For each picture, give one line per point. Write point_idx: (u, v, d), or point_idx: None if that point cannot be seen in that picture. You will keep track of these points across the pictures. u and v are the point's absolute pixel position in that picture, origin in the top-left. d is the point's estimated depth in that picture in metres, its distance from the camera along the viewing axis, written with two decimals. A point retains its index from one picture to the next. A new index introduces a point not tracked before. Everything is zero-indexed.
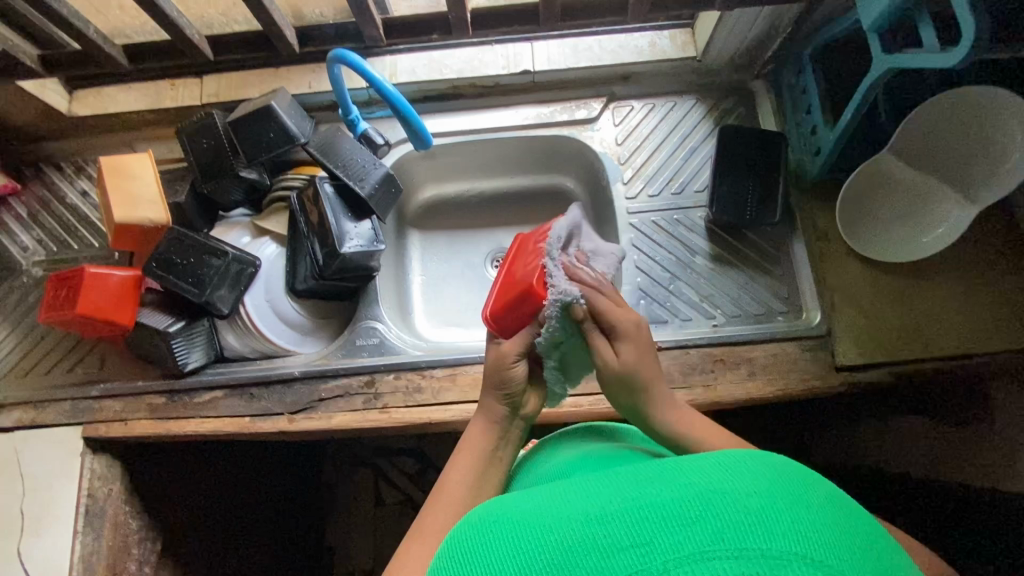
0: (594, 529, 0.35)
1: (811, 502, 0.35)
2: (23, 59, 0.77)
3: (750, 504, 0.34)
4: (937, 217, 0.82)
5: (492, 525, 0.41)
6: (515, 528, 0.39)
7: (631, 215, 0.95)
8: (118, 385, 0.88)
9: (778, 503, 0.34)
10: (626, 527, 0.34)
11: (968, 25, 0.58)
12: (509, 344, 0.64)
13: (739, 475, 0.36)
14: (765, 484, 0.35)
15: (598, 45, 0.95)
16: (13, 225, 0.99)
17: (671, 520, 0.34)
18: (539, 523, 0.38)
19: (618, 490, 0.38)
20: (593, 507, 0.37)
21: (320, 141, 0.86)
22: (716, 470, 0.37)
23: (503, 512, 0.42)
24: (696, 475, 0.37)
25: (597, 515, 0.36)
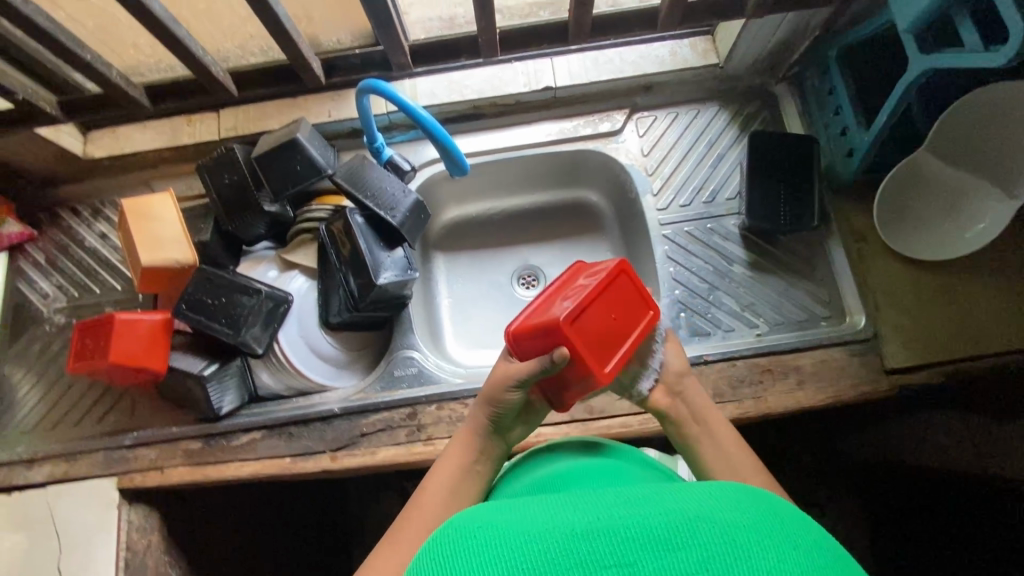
0: (578, 543, 0.32)
1: (796, 534, 0.33)
2: (41, 106, 0.75)
3: (737, 536, 0.32)
4: (978, 213, 0.81)
5: (467, 529, 0.36)
6: (492, 532, 0.35)
7: (663, 227, 0.93)
8: (151, 432, 0.86)
9: (765, 539, 0.32)
10: (609, 544, 0.32)
11: (1015, 23, 0.57)
12: (515, 368, 0.62)
13: (728, 507, 0.35)
14: (752, 516, 0.34)
15: (619, 56, 0.94)
16: (32, 272, 0.97)
17: (659, 544, 0.31)
18: (517, 528, 0.34)
19: (605, 507, 0.35)
20: (577, 521, 0.34)
21: (347, 172, 0.85)
22: (704, 498, 0.36)
23: (478, 517, 0.37)
24: (685, 501, 0.35)
25: (583, 529, 0.33)
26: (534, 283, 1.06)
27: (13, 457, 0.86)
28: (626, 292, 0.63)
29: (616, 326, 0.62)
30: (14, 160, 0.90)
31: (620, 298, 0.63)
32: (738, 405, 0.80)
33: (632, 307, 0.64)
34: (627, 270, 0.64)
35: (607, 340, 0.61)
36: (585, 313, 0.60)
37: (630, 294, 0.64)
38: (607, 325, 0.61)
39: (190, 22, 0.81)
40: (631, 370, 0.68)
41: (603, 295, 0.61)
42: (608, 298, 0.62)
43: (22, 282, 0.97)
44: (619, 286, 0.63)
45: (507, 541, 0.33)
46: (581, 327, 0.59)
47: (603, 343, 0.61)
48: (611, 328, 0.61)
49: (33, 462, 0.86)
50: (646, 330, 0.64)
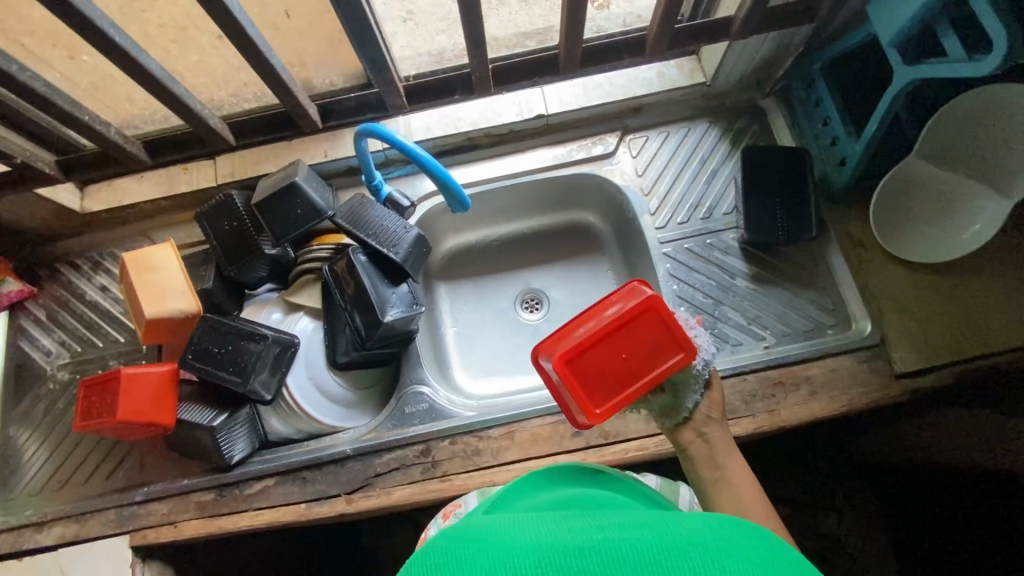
0: (573, 560, 0.34)
1: (777, 561, 0.35)
2: (40, 167, 0.76)
3: (720, 558, 0.34)
4: (972, 213, 0.82)
5: (467, 540, 0.37)
6: (490, 543, 0.36)
7: (663, 245, 0.94)
8: (161, 486, 0.85)
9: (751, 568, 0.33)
10: (600, 562, 0.34)
11: (997, 32, 0.59)
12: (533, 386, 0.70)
13: (714, 531, 0.37)
14: (734, 541, 0.36)
15: (607, 81, 0.96)
16: (33, 329, 0.97)
17: (649, 566, 0.33)
18: (512, 543, 0.36)
19: (601, 530, 0.37)
20: (574, 540, 0.36)
21: (348, 212, 0.85)
22: (696, 526, 0.37)
23: (479, 529, 0.39)
24: (677, 529, 0.37)
25: (575, 545, 0.35)
26: (537, 307, 1.06)
27: (23, 520, 0.85)
28: (649, 332, 0.64)
29: (623, 365, 0.64)
30: (12, 219, 0.90)
31: (642, 337, 0.64)
32: (752, 419, 0.80)
33: (655, 348, 0.64)
34: (658, 310, 0.64)
35: (610, 379, 0.64)
36: (593, 347, 0.64)
37: (647, 333, 0.64)
38: (610, 364, 0.64)
39: (184, 74, 0.82)
40: (660, 400, 0.70)
41: (622, 331, 0.64)
42: (627, 335, 0.64)
43: (23, 340, 0.96)
44: (644, 324, 0.64)
45: (502, 553, 0.35)
46: (585, 361, 0.64)
47: (605, 380, 0.64)
48: (619, 367, 0.64)
49: (43, 524, 0.85)
50: (662, 376, 0.64)
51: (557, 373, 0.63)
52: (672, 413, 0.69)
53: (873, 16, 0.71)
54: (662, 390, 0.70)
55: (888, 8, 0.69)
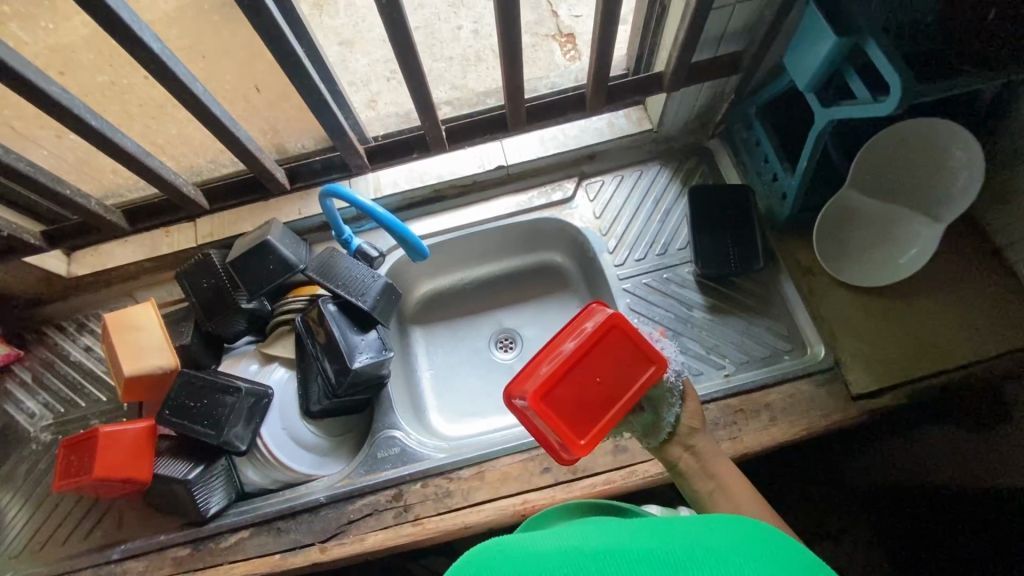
0: (595, 562, 0.36)
1: (784, 561, 0.37)
2: (27, 238, 0.81)
3: (735, 563, 0.36)
4: (909, 238, 0.87)
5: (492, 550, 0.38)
6: (515, 551, 0.37)
7: (622, 281, 0.98)
8: (138, 543, 0.86)
9: (755, 562, 0.36)
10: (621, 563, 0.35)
11: (891, 76, 0.65)
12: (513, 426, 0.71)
13: (728, 537, 0.39)
14: (746, 545, 0.38)
15: (562, 132, 1.03)
16: (18, 392, 0.99)
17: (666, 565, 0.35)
18: (534, 548, 0.38)
19: (613, 535, 0.39)
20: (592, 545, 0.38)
21: (319, 265, 0.90)
22: (700, 529, 0.40)
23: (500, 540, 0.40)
24: (683, 531, 0.40)
25: (592, 550, 0.37)
26: (510, 346, 1.09)
27: None
28: (617, 351, 0.65)
29: (598, 389, 0.65)
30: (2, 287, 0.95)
31: (611, 358, 0.65)
32: None
33: (625, 366, 0.66)
34: (621, 328, 0.65)
35: (588, 406, 0.64)
36: (565, 377, 0.64)
37: (614, 352, 0.65)
38: (586, 390, 0.65)
39: (164, 147, 0.89)
40: (642, 419, 0.70)
41: (590, 356, 0.65)
42: (596, 359, 0.65)
43: (7, 403, 0.99)
44: (610, 345, 0.65)
45: (528, 558, 0.36)
46: (559, 393, 0.64)
47: (583, 409, 0.65)
48: (595, 392, 0.65)
49: None
50: (637, 393, 0.65)
51: (534, 412, 0.63)
52: (655, 431, 0.70)
53: (789, 66, 0.78)
54: (642, 409, 0.70)
55: (800, 59, 0.75)
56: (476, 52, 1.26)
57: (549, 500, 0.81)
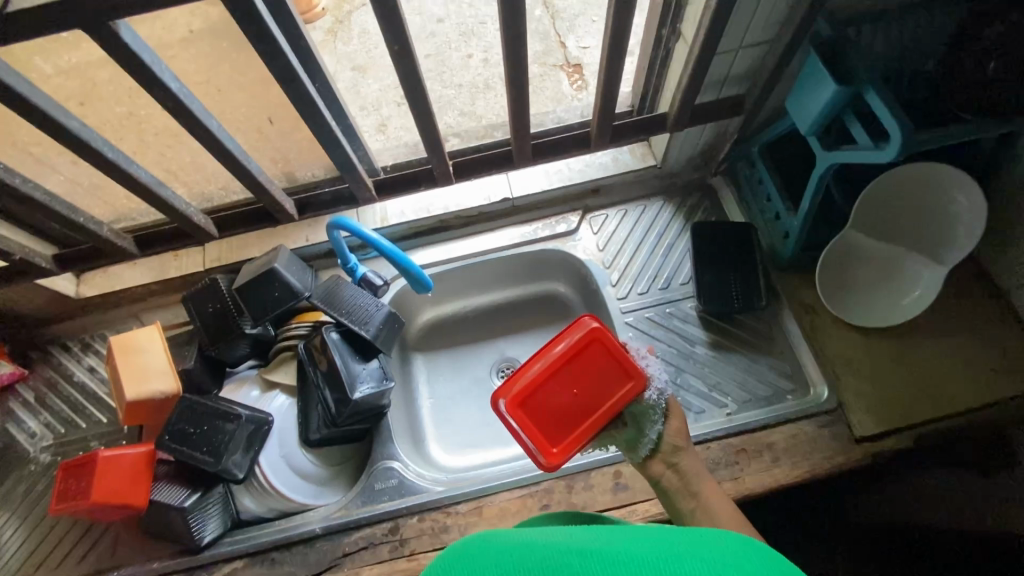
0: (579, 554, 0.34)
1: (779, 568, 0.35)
2: (38, 262, 0.82)
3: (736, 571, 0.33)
4: (912, 280, 0.87)
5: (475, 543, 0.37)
6: (499, 542, 0.36)
7: (625, 314, 0.98)
8: (131, 570, 0.85)
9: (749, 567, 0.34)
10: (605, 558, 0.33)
11: (893, 126, 0.66)
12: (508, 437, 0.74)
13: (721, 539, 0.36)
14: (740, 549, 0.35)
15: (567, 166, 1.04)
16: (20, 411, 1.00)
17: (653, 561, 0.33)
18: (518, 538, 0.36)
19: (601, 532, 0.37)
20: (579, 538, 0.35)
21: (324, 293, 0.91)
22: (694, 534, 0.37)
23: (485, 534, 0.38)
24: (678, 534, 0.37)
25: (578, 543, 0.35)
26: None
27: None
28: (596, 365, 0.68)
29: (575, 401, 0.68)
30: (11, 306, 0.96)
31: (590, 370, 0.68)
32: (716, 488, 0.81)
33: (604, 379, 0.68)
34: (602, 342, 0.68)
35: (564, 415, 0.68)
36: (543, 385, 0.68)
37: (593, 365, 0.68)
38: (562, 400, 0.68)
39: None
40: (625, 434, 0.70)
41: (569, 367, 0.68)
42: (575, 370, 0.68)
43: (9, 422, 0.99)
44: (590, 358, 0.68)
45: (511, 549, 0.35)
46: (537, 400, 0.68)
47: (558, 418, 0.68)
48: (572, 403, 0.68)
49: None
50: (614, 408, 0.67)
51: (511, 416, 0.68)
52: (638, 446, 0.70)
53: (792, 110, 0.79)
54: (625, 425, 0.70)
55: (802, 103, 0.76)
56: (484, 80, 1.29)
57: None
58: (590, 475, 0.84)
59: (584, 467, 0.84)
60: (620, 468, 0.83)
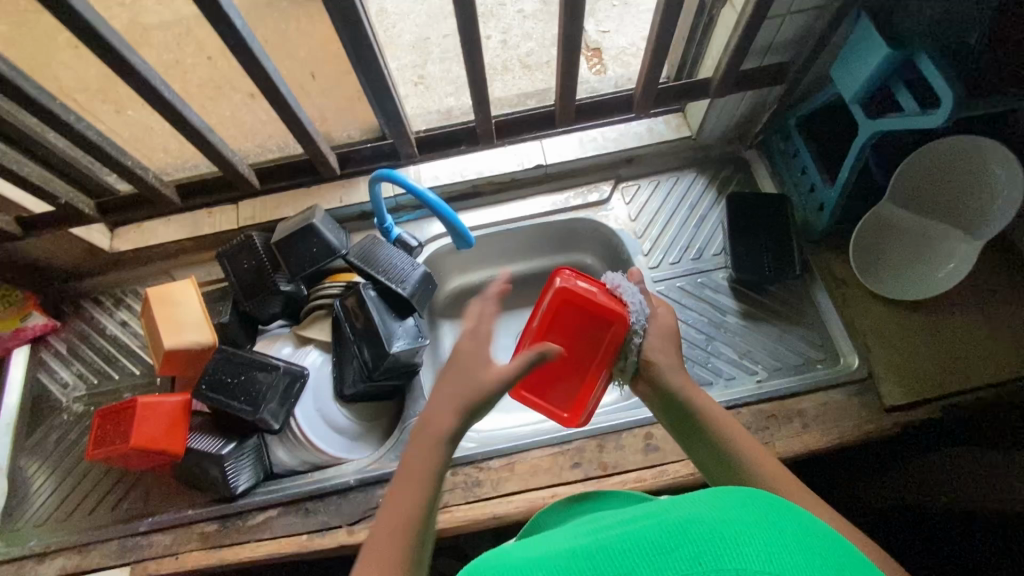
0: (578, 562, 0.34)
1: (787, 527, 0.34)
2: (82, 208, 0.85)
3: (724, 538, 0.32)
4: (946, 253, 0.88)
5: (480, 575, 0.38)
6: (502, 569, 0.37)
7: (656, 283, 0.99)
8: (165, 517, 0.86)
9: (750, 528, 0.33)
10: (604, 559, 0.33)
11: (945, 93, 0.66)
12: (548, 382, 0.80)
13: (715, 505, 0.36)
14: (738, 510, 0.35)
15: (601, 135, 1.04)
16: (53, 363, 1.01)
17: (652, 548, 0.33)
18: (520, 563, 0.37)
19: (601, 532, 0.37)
20: (577, 547, 0.36)
21: (360, 252, 0.91)
22: (690, 502, 0.37)
23: (488, 561, 0.39)
24: (675, 508, 0.36)
25: (577, 551, 0.35)
26: None
27: (27, 550, 0.86)
28: (577, 323, 0.74)
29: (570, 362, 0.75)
30: (47, 257, 0.97)
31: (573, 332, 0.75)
32: None
33: (588, 336, 0.74)
34: (580, 293, 0.72)
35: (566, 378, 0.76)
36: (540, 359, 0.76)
37: (574, 325, 0.74)
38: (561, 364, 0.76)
39: None
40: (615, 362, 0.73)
41: (556, 333, 0.75)
42: (559, 336, 0.75)
43: (41, 372, 1.00)
44: (568, 318, 0.74)
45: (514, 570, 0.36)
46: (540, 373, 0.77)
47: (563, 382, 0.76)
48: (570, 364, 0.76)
49: (46, 554, 0.86)
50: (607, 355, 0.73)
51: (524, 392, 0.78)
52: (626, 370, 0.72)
53: (837, 77, 0.79)
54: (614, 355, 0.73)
55: (847, 70, 0.77)
56: (502, 62, 1.29)
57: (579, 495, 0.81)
58: (620, 436, 0.85)
59: (617, 428, 0.85)
60: (651, 430, 0.85)
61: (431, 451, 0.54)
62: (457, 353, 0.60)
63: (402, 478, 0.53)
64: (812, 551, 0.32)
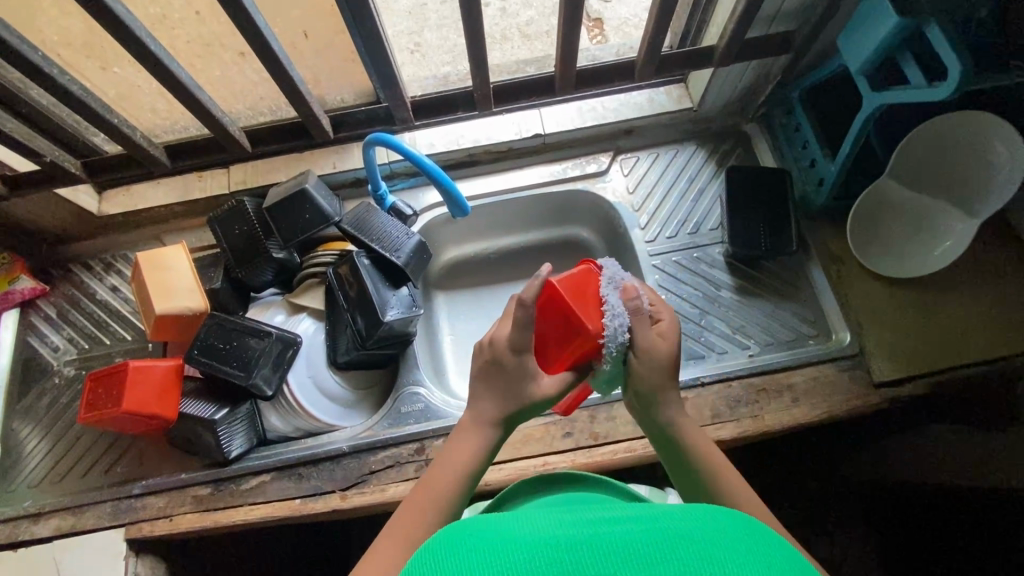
0: (569, 553, 0.37)
1: (765, 552, 0.37)
2: (68, 167, 0.83)
3: (710, 559, 0.35)
4: (943, 231, 0.88)
5: (473, 538, 0.40)
6: (496, 540, 0.39)
7: (652, 257, 0.99)
8: (159, 480, 0.87)
9: (735, 552, 0.36)
10: (595, 556, 0.36)
11: (953, 64, 0.64)
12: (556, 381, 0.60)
13: (708, 526, 0.38)
14: (726, 535, 0.38)
15: (601, 104, 1.02)
16: (43, 327, 1.00)
17: (641, 557, 0.36)
18: (514, 537, 0.39)
19: (590, 527, 0.40)
20: (568, 536, 0.38)
21: (354, 219, 0.89)
22: (684, 518, 0.39)
23: (481, 527, 0.42)
24: (669, 522, 0.39)
25: (569, 541, 0.38)
26: None
27: (21, 511, 0.87)
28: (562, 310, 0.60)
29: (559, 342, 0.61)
30: (33, 219, 0.95)
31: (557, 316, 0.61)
32: (737, 424, 0.83)
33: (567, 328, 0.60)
34: (586, 288, 0.61)
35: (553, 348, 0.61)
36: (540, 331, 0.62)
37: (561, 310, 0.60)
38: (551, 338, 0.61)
39: (206, 86, 0.89)
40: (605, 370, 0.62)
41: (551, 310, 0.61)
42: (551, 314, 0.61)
43: (31, 335, 0.99)
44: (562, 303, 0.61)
45: (508, 545, 0.38)
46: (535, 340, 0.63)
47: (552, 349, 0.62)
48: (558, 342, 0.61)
49: (40, 515, 0.86)
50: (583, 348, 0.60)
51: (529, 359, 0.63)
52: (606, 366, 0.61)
53: (843, 47, 0.78)
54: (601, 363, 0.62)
55: (856, 40, 0.75)
56: (501, 31, 1.24)
57: (570, 464, 0.82)
58: (612, 407, 0.86)
59: (608, 400, 0.86)
60: None
61: (463, 454, 0.59)
62: (497, 351, 0.59)
63: (432, 478, 0.59)
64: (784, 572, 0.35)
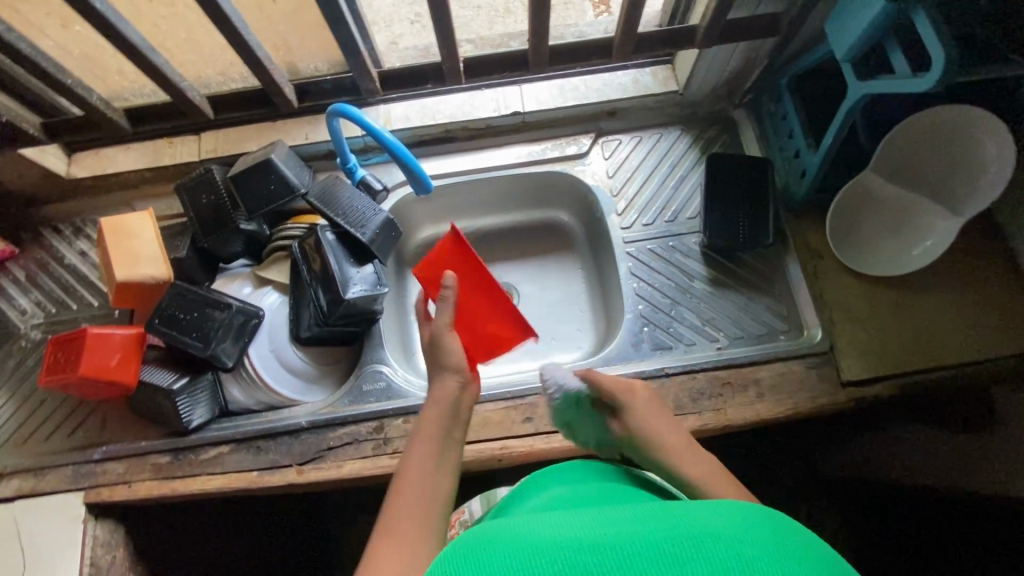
0: (592, 556, 0.35)
1: (795, 545, 0.36)
2: (27, 127, 0.81)
3: (742, 560, 0.34)
4: (925, 230, 0.85)
5: (489, 544, 0.38)
6: (513, 544, 0.38)
7: (627, 244, 0.97)
8: (119, 447, 0.87)
9: (764, 549, 0.35)
10: (618, 560, 0.35)
11: (937, 54, 0.61)
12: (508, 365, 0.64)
13: (734, 524, 0.37)
14: (754, 532, 0.37)
15: (584, 84, 0.99)
16: (11, 289, 0.99)
17: (669, 559, 0.34)
18: (531, 540, 0.38)
19: (609, 524, 0.39)
20: (587, 536, 0.37)
21: (320, 191, 0.87)
22: (706, 516, 0.38)
23: (497, 532, 0.40)
24: (691, 520, 0.38)
25: (589, 542, 0.36)
26: None
27: None
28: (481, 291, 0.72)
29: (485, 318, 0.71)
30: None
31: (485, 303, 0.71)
32: (698, 417, 0.82)
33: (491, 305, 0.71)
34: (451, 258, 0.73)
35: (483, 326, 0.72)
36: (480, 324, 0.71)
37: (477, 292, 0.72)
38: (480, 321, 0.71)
39: (172, 50, 0.86)
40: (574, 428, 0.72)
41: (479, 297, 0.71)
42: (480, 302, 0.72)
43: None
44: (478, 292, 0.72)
45: (525, 551, 0.37)
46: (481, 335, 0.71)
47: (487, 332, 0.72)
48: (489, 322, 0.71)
49: None
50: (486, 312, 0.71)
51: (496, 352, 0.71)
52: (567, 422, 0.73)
53: (829, 32, 0.74)
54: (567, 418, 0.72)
55: (840, 26, 0.72)
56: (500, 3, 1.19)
57: (527, 449, 0.82)
58: None
59: None
60: None
61: (431, 432, 0.61)
62: None
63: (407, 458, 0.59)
64: (817, 566, 0.35)
